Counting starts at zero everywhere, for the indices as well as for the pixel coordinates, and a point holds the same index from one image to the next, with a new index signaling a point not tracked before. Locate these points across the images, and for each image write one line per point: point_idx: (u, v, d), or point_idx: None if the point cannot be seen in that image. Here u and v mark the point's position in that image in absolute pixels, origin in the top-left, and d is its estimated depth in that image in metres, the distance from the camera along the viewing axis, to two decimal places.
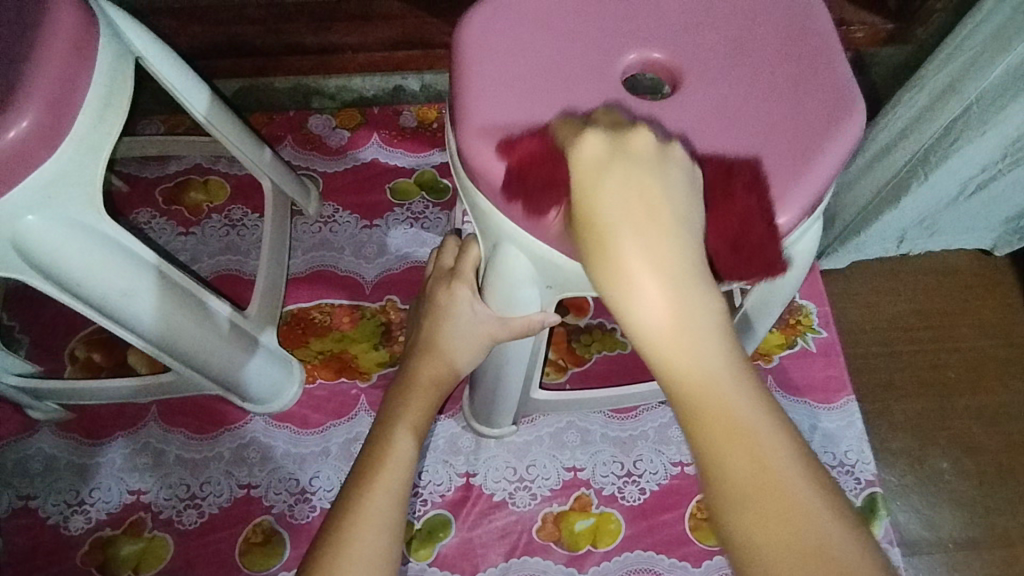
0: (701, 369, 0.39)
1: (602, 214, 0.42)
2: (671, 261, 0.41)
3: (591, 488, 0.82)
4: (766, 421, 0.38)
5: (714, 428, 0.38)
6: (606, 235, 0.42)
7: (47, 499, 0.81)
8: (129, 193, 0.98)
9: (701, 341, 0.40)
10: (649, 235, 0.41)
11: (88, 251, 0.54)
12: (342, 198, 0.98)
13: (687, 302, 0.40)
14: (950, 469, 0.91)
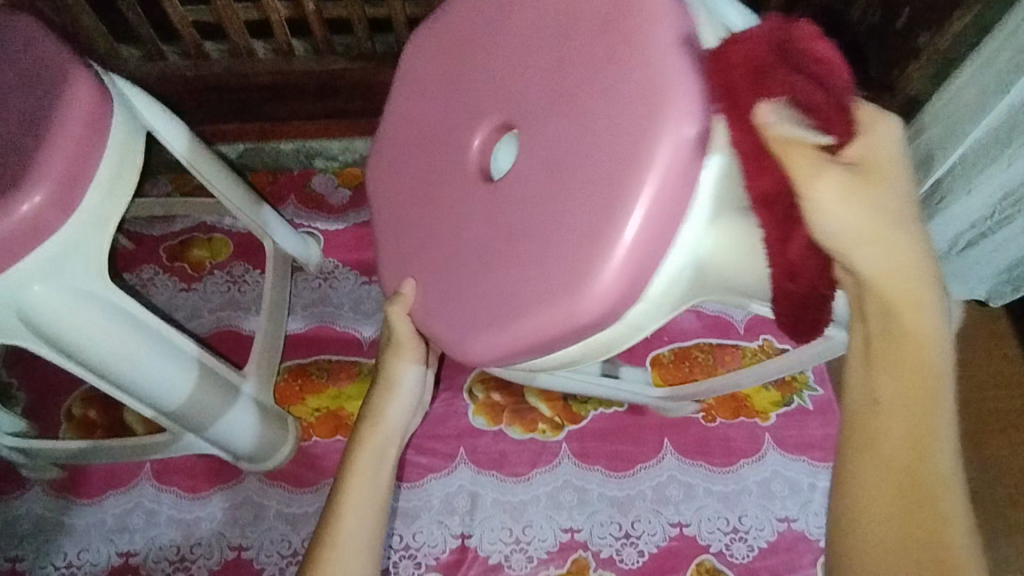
0: (934, 363, 0.39)
1: (906, 249, 0.39)
2: (891, 285, 0.39)
3: (588, 549, 0.81)
4: (944, 441, 0.39)
5: (893, 452, 0.39)
6: (912, 290, 0.39)
7: (36, 560, 0.80)
8: (134, 251, 1.00)
9: (914, 359, 0.39)
10: (880, 246, 0.39)
11: (90, 318, 0.56)
12: (343, 253, 1.01)
13: (920, 318, 0.39)
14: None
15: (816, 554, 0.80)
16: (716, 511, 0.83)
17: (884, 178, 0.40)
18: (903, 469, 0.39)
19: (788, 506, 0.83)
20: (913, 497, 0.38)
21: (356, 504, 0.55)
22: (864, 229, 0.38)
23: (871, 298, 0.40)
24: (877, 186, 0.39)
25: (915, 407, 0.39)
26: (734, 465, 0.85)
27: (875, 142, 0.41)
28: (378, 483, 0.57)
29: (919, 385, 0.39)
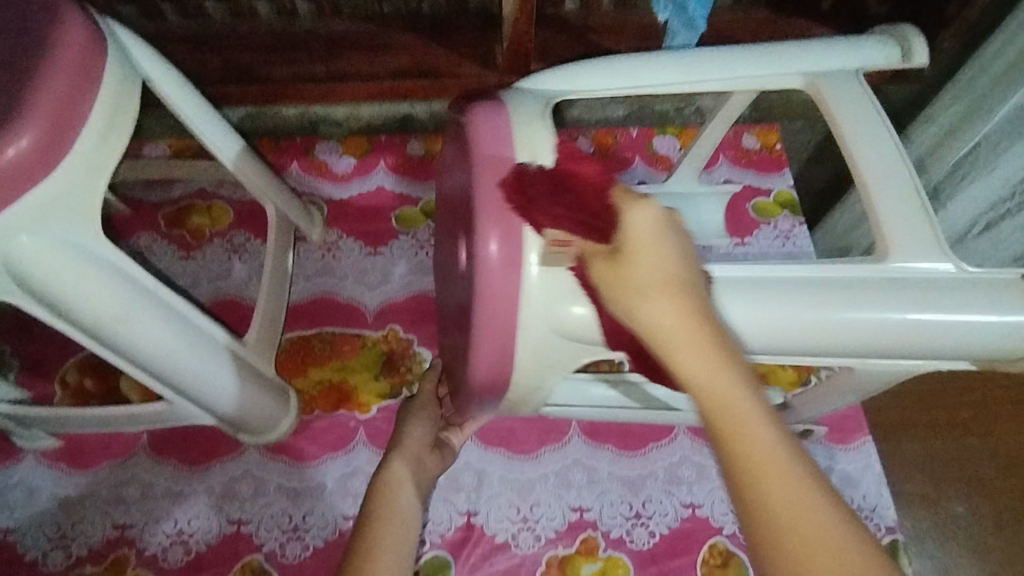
0: (732, 390, 0.41)
1: (652, 305, 0.44)
2: (678, 331, 0.43)
3: (597, 529, 0.79)
4: (781, 437, 0.39)
5: (747, 462, 0.38)
6: (682, 332, 0.43)
7: (26, 532, 0.77)
8: (131, 217, 0.96)
9: (727, 383, 0.41)
10: (666, 299, 0.44)
11: (80, 272, 0.53)
12: (347, 224, 0.98)
13: (716, 348, 0.42)
14: (965, 511, 0.89)
15: None
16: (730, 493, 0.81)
17: (667, 255, 0.45)
18: (753, 495, 0.38)
19: None
20: (785, 523, 0.37)
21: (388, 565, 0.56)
22: (653, 287, 0.44)
23: (668, 342, 0.43)
24: (657, 260, 0.45)
25: (747, 434, 0.39)
26: None
27: (668, 222, 0.47)
28: (405, 547, 0.59)
29: (746, 413, 0.40)
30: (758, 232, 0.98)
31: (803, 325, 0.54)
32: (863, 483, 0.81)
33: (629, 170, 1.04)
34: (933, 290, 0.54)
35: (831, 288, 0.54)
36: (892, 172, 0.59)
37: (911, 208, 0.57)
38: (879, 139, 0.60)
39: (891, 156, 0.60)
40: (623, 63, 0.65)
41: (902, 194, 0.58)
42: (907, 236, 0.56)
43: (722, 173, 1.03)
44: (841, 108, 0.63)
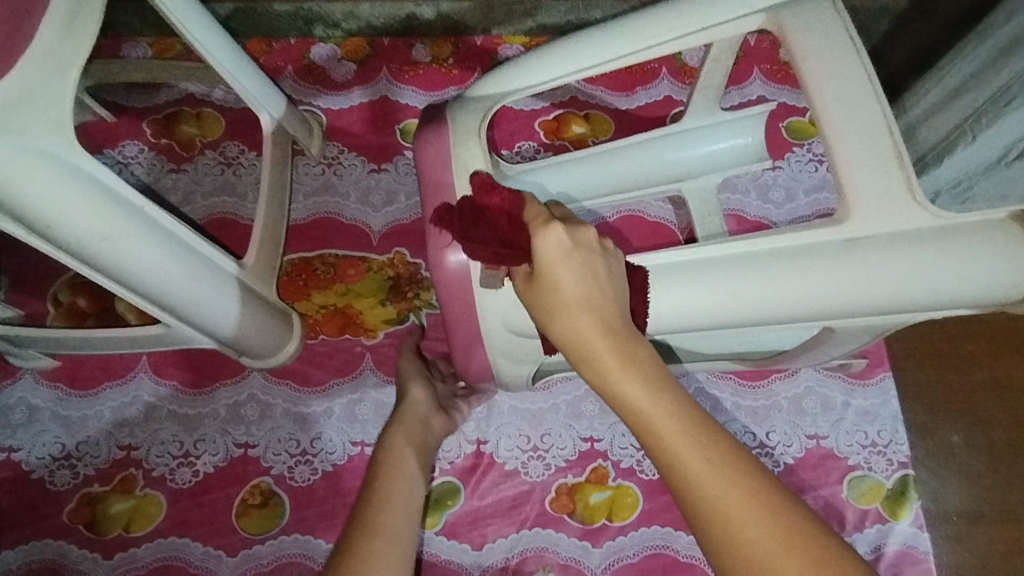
0: (658, 409, 0.46)
1: (561, 317, 0.49)
2: (593, 346, 0.49)
3: (608, 459, 0.78)
4: (714, 451, 0.44)
5: (686, 477, 0.44)
6: (595, 350, 0.49)
7: (31, 451, 0.76)
8: (114, 124, 0.89)
9: (646, 401, 0.46)
10: (578, 317, 0.49)
11: (59, 185, 0.48)
12: (347, 137, 0.91)
13: (634, 365, 0.48)
14: (960, 442, 0.79)
15: (844, 471, 0.77)
16: (743, 426, 0.79)
17: (585, 277, 0.49)
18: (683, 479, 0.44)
19: (819, 424, 0.79)
20: (720, 506, 0.43)
21: (388, 536, 0.58)
22: (566, 305, 0.49)
23: (585, 346, 0.49)
24: (575, 283, 0.49)
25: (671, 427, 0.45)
26: (764, 381, 0.81)
27: (576, 245, 0.50)
28: (405, 518, 0.61)
29: (666, 410, 0.46)
30: (790, 155, 0.91)
31: (747, 302, 0.55)
32: (879, 419, 0.80)
33: (654, 84, 0.95)
34: (892, 250, 0.53)
35: (777, 265, 0.54)
36: (866, 126, 0.54)
37: (882, 163, 0.53)
38: (854, 88, 0.55)
39: (863, 100, 0.55)
40: (571, 43, 0.61)
41: (871, 143, 0.54)
42: (870, 198, 0.53)
43: (755, 89, 0.95)
44: (811, 55, 0.56)
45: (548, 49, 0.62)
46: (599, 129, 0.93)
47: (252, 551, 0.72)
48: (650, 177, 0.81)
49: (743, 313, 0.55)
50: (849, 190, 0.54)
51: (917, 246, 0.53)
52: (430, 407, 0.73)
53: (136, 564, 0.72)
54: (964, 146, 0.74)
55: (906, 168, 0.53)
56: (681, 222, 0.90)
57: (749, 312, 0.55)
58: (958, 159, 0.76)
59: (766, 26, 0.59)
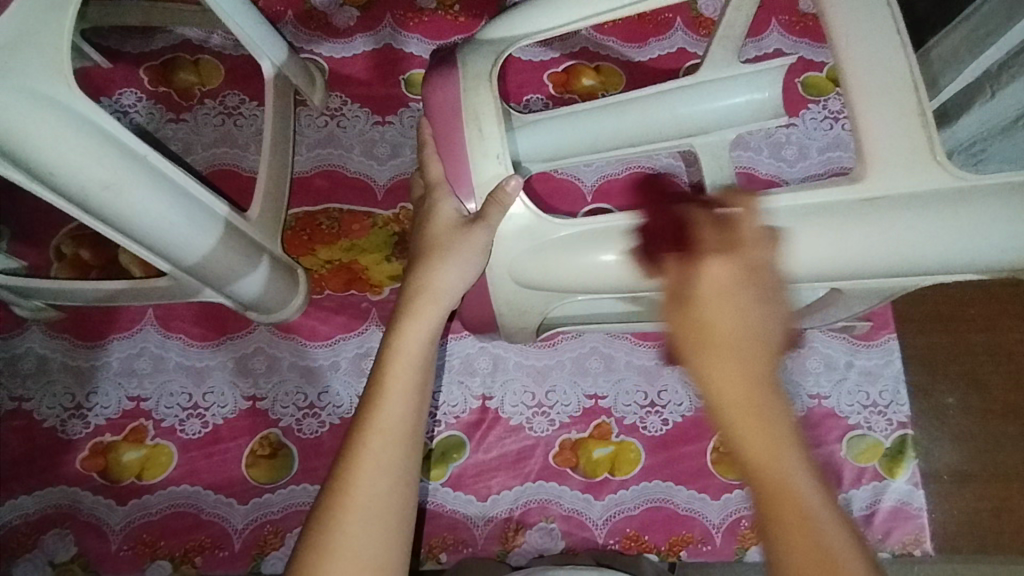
0: (776, 428, 0.45)
1: (722, 324, 0.49)
2: (735, 340, 0.49)
3: (612, 416, 0.79)
4: (826, 509, 0.42)
5: (790, 507, 0.42)
6: (716, 338, 0.49)
7: (42, 401, 0.77)
8: (109, 71, 0.86)
9: (744, 395, 0.47)
10: (756, 307, 0.50)
11: (58, 130, 0.47)
12: (350, 88, 0.88)
13: (756, 371, 0.48)
14: (954, 404, 0.80)
15: (844, 430, 0.79)
16: None
17: (722, 303, 0.50)
18: (766, 479, 0.44)
19: (821, 383, 0.80)
20: (764, 501, 0.43)
21: (386, 434, 0.52)
22: (720, 287, 0.51)
23: (697, 344, 0.50)
24: (719, 299, 0.51)
25: (743, 419, 0.46)
26: None
27: (733, 262, 0.51)
28: (411, 404, 0.54)
29: (748, 407, 0.46)
30: (806, 112, 0.89)
31: None
32: (881, 379, 0.80)
33: (668, 35, 0.92)
34: (905, 211, 0.52)
35: (784, 226, 0.54)
36: (890, 79, 0.52)
37: (904, 120, 0.52)
38: (880, 36, 0.53)
39: (887, 54, 0.53)
40: None
41: (895, 95, 0.52)
42: (890, 155, 0.52)
43: (772, 42, 0.91)
44: (840, 3, 0.54)
45: None
46: (610, 83, 0.90)
47: (263, 499, 0.74)
48: (663, 132, 0.79)
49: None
50: (869, 147, 0.52)
51: (928, 207, 0.52)
52: (465, 284, 0.58)
53: (150, 510, 0.74)
54: (984, 104, 0.73)
55: (927, 123, 0.52)
56: (691, 178, 0.88)
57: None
58: (977, 117, 0.74)
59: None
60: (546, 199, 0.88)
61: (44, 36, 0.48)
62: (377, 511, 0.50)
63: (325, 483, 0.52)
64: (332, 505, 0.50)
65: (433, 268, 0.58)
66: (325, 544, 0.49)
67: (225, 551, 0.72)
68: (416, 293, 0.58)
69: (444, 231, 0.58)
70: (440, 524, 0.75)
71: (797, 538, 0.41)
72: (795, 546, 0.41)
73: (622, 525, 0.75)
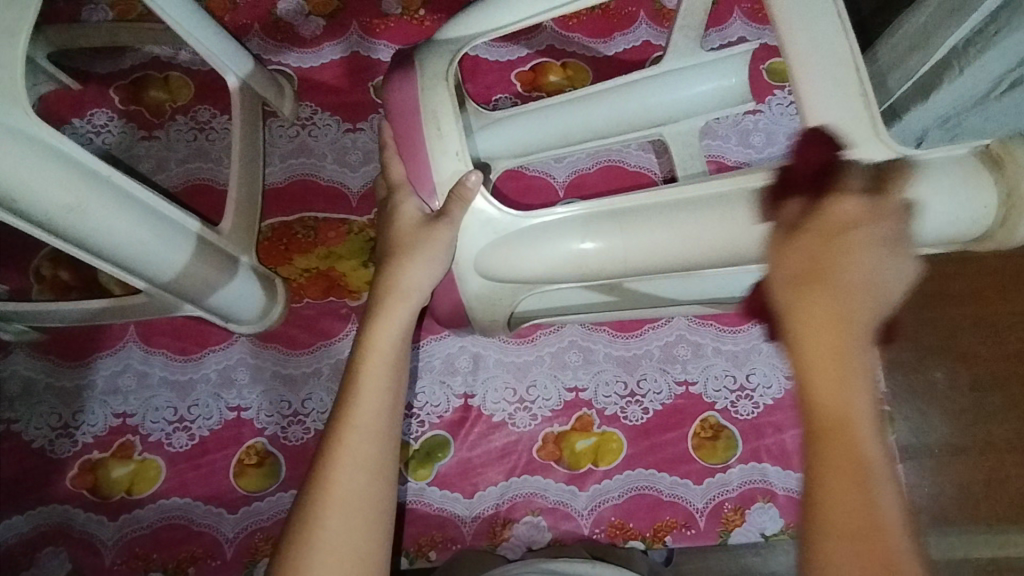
0: (847, 395, 0.39)
1: (840, 273, 0.43)
2: (854, 279, 0.42)
3: (593, 408, 0.80)
4: (886, 470, 0.38)
5: (839, 472, 0.38)
6: (826, 281, 0.42)
7: (29, 422, 0.78)
8: (80, 92, 0.87)
9: (819, 325, 0.41)
10: (868, 255, 0.44)
11: (18, 156, 0.48)
12: (320, 97, 0.89)
13: (852, 271, 0.43)
14: (943, 378, 0.82)
15: None
16: (723, 370, 0.81)
17: (847, 233, 0.44)
18: (829, 432, 0.39)
19: None
20: (830, 485, 0.38)
21: (362, 431, 0.53)
22: (851, 228, 0.44)
23: (801, 278, 0.44)
24: (829, 242, 0.44)
25: (832, 357, 0.40)
26: (744, 325, 0.83)
27: (876, 204, 0.46)
28: (386, 401, 0.55)
29: (852, 367, 0.40)
30: (771, 98, 0.90)
31: (717, 246, 0.55)
32: None
33: (632, 28, 0.93)
34: None
35: (732, 208, 0.55)
36: (833, 62, 0.53)
37: (847, 99, 0.52)
38: (821, 20, 0.54)
39: (829, 35, 0.54)
40: None
41: (837, 75, 0.53)
42: (837, 133, 0.53)
43: (736, 30, 0.92)
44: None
45: None
46: (577, 79, 0.91)
47: (252, 507, 0.75)
48: (631, 122, 0.80)
49: (693, 258, 0.56)
50: (814, 127, 0.53)
51: None
52: (434, 277, 0.59)
53: (142, 524, 0.75)
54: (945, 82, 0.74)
55: (868, 102, 0.52)
56: (663, 169, 0.89)
57: (698, 255, 0.56)
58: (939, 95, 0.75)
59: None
60: (519, 197, 0.88)
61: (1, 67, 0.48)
62: (358, 507, 0.51)
63: (304, 484, 0.53)
64: (311, 503, 0.51)
65: (400, 268, 0.59)
66: (308, 543, 0.50)
67: (217, 560, 0.73)
68: (386, 292, 0.59)
69: (408, 231, 0.59)
70: (428, 523, 0.76)
71: (843, 513, 0.37)
72: (841, 517, 0.37)
73: (607, 514, 0.76)
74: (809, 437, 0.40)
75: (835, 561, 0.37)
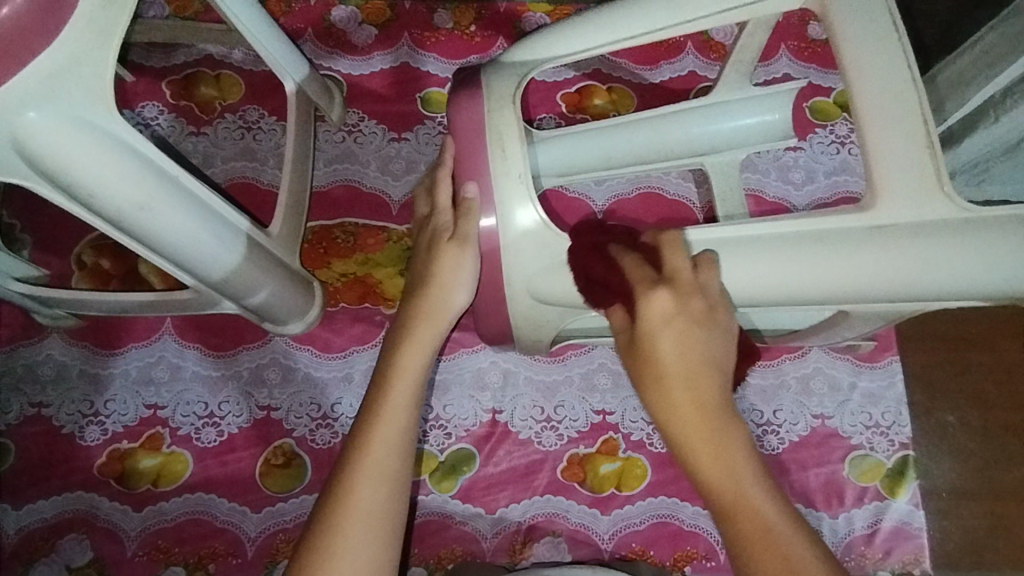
0: (726, 473, 0.49)
1: (666, 360, 0.52)
2: (677, 368, 0.52)
3: (619, 432, 0.80)
4: (788, 524, 0.48)
5: (750, 531, 0.47)
6: (667, 377, 0.52)
7: (60, 407, 0.78)
8: (133, 83, 0.88)
9: (683, 407, 0.51)
10: (689, 334, 0.53)
11: (97, 154, 0.48)
12: (368, 104, 0.90)
13: (700, 355, 0.52)
14: (954, 421, 0.82)
15: (846, 450, 0.80)
16: (751, 404, 0.81)
17: (662, 331, 0.53)
18: (733, 508, 0.49)
19: (825, 404, 0.82)
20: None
21: (386, 442, 0.55)
22: (671, 321, 0.53)
23: (650, 380, 0.53)
24: (665, 335, 0.53)
25: (703, 443, 0.50)
26: (774, 359, 0.83)
27: (680, 295, 0.54)
28: (409, 415, 0.57)
29: (739, 472, 0.49)
30: (813, 136, 0.90)
31: (767, 284, 0.56)
32: (884, 401, 0.82)
33: (679, 58, 0.94)
34: (915, 239, 0.53)
35: (792, 249, 0.55)
36: (900, 113, 0.53)
37: (913, 150, 0.53)
38: (891, 72, 0.54)
39: (897, 88, 0.54)
40: (603, 22, 0.61)
41: (903, 129, 0.53)
42: (900, 186, 0.53)
43: (781, 66, 0.93)
44: (856, 34, 0.55)
45: (577, 24, 0.61)
46: (621, 104, 0.92)
47: (276, 507, 0.75)
48: (675, 150, 0.81)
49: (748, 293, 0.57)
50: (879, 178, 0.53)
51: (934, 237, 0.53)
52: (465, 298, 0.61)
53: (165, 516, 0.75)
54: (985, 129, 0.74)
55: (935, 155, 0.53)
56: (701, 199, 0.90)
57: (753, 293, 0.57)
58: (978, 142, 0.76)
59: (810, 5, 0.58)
60: (557, 216, 0.89)
61: (89, 67, 0.48)
62: (375, 515, 0.53)
63: (324, 491, 0.55)
64: (329, 509, 0.53)
65: (431, 292, 0.62)
66: (325, 546, 0.51)
67: (238, 558, 0.74)
68: (420, 316, 0.62)
69: (444, 255, 0.61)
70: (449, 536, 0.77)
71: (766, 560, 0.46)
72: (767, 569, 0.46)
73: (628, 539, 0.76)
74: (730, 537, 0.48)
75: None
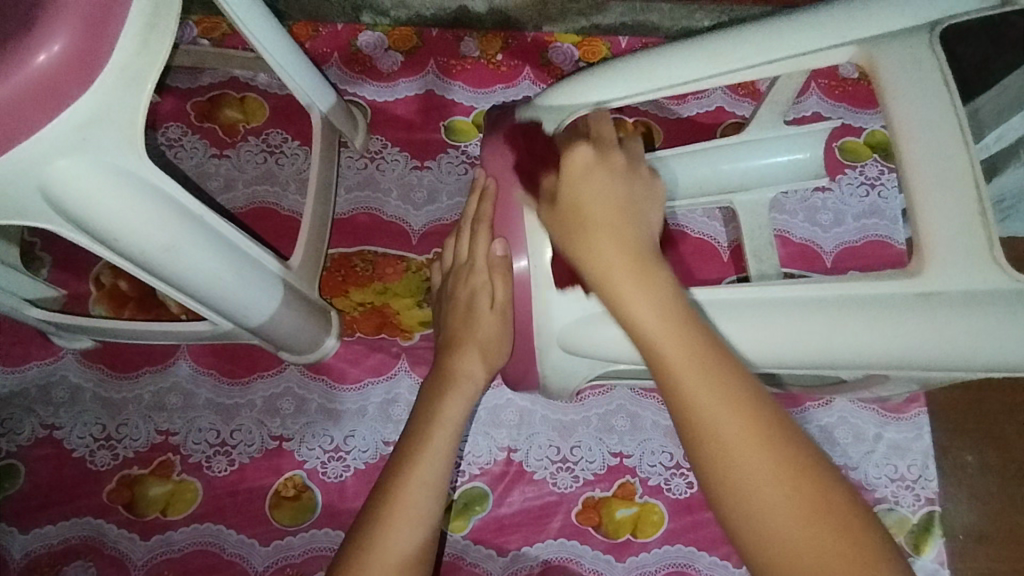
0: (654, 320, 0.48)
1: (584, 202, 0.53)
2: (596, 204, 0.53)
3: (636, 476, 0.78)
4: (721, 358, 0.47)
5: (686, 367, 0.46)
6: (587, 219, 0.53)
7: (72, 430, 0.78)
8: (158, 104, 0.88)
9: (604, 243, 0.52)
10: (607, 183, 0.54)
11: (125, 198, 0.48)
12: (391, 131, 0.89)
13: (622, 199, 0.54)
14: (973, 463, 0.81)
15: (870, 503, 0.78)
16: None
17: (584, 179, 0.54)
18: (660, 338, 0.48)
19: (849, 454, 0.80)
20: (724, 433, 0.44)
21: (425, 488, 0.57)
22: (590, 166, 0.55)
23: (573, 225, 0.54)
24: (588, 181, 0.54)
25: (631, 282, 0.50)
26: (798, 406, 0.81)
27: (604, 153, 0.56)
28: (446, 464, 0.60)
29: (669, 312, 0.49)
30: (842, 176, 0.89)
31: (804, 349, 0.55)
32: (910, 453, 0.79)
33: (707, 93, 0.92)
34: (962, 309, 0.51)
35: (831, 313, 0.54)
36: (950, 172, 0.52)
37: (964, 216, 0.51)
38: (943, 131, 0.52)
39: (946, 148, 0.52)
40: (641, 68, 0.60)
41: (953, 190, 0.51)
42: (952, 252, 0.51)
43: (811, 105, 0.92)
44: (903, 92, 0.54)
45: (616, 69, 0.61)
46: (647, 139, 0.91)
47: (285, 541, 0.74)
48: (704, 188, 0.79)
49: (784, 351, 0.55)
50: (928, 243, 0.52)
51: (976, 298, 0.51)
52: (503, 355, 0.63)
53: (173, 547, 0.74)
54: None
55: (986, 220, 0.51)
56: (728, 239, 0.89)
57: (789, 355, 0.55)
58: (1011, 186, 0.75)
59: (858, 62, 0.57)
60: None
61: (119, 112, 0.47)
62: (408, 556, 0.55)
63: (356, 528, 0.56)
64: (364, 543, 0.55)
65: (465, 348, 0.64)
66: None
67: None
68: (452, 377, 0.64)
69: (485, 310, 0.63)
70: None
71: (698, 390, 0.45)
72: (702, 403, 0.45)
73: None
74: (666, 384, 0.47)
75: (715, 444, 0.44)
